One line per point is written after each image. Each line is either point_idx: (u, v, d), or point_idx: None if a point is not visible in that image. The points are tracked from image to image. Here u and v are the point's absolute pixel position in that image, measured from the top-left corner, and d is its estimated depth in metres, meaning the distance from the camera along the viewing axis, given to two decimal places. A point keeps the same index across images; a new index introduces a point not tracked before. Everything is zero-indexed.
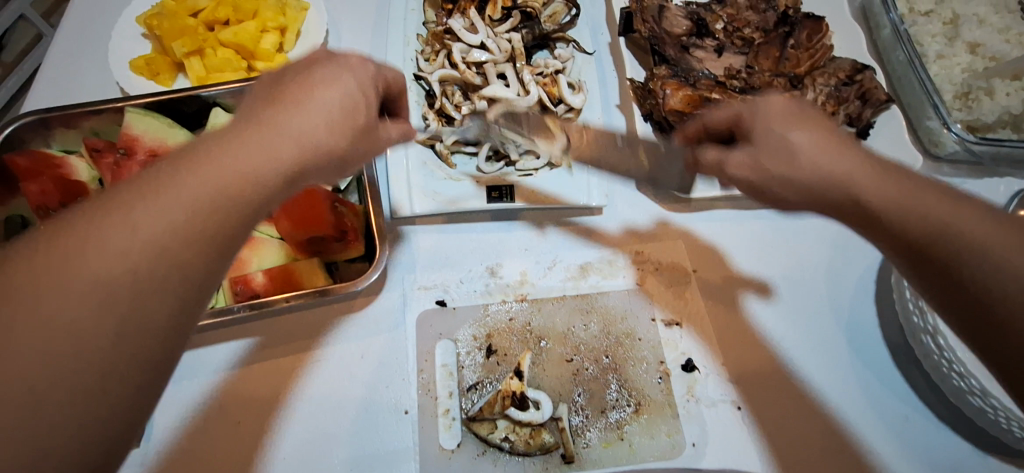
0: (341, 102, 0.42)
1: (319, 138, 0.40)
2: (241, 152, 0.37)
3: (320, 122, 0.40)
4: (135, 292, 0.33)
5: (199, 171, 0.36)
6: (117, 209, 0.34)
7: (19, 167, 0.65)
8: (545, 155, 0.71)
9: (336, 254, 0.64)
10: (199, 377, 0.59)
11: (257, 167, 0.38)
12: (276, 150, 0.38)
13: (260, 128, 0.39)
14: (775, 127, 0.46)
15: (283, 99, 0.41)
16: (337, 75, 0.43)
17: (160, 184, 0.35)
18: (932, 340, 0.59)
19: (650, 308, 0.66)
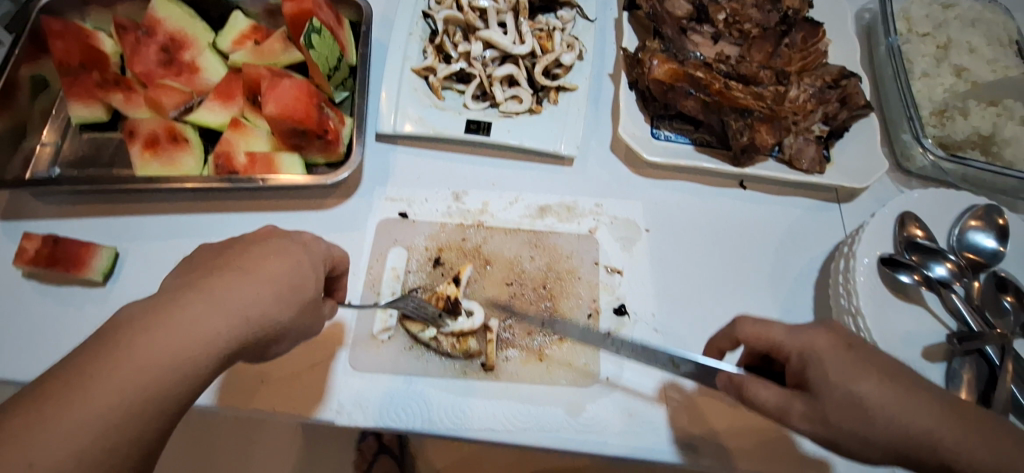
0: (289, 280, 0.45)
1: (271, 313, 0.44)
2: (210, 321, 0.41)
3: (271, 293, 0.44)
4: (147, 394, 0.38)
5: (178, 337, 0.40)
6: (124, 356, 0.38)
7: (50, 30, 0.69)
8: (526, 101, 0.75)
9: (315, 153, 0.69)
10: (176, 236, 0.67)
11: (223, 325, 0.42)
12: (235, 305, 0.42)
13: (218, 275, 0.43)
14: (851, 374, 0.44)
15: (234, 254, 0.45)
16: (291, 250, 0.47)
17: (168, 316, 0.40)
18: (853, 322, 0.61)
19: (595, 253, 0.69)
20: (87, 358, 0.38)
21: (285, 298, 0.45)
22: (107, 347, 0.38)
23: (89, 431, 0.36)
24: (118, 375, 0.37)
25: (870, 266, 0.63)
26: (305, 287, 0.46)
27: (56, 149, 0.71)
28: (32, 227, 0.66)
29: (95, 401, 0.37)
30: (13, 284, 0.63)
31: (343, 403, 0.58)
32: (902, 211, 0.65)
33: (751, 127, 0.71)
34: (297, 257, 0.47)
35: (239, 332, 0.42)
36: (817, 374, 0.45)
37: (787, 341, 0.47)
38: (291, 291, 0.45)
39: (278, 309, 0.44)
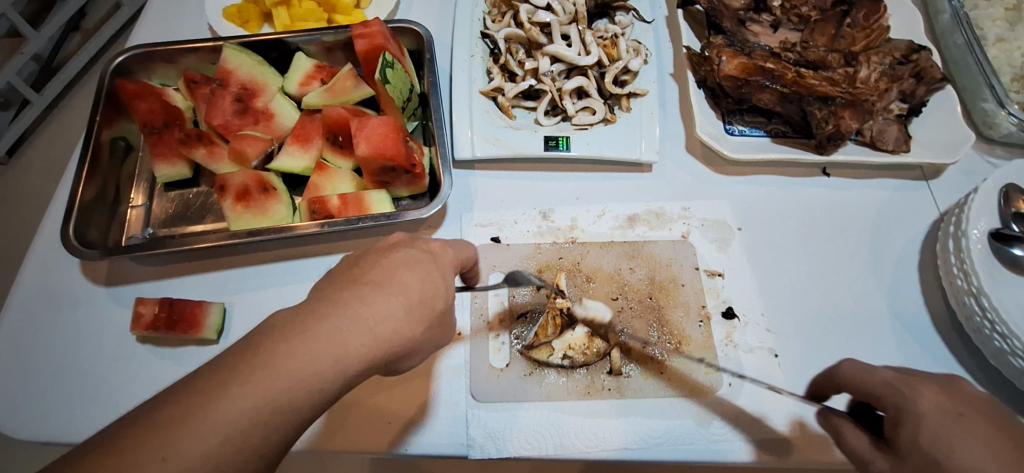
0: (422, 293, 0.44)
1: (397, 324, 0.42)
2: (339, 338, 0.40)
3: (400, 307, 0.43)
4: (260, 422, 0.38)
5: (305, 353, 0.39)
6: (273, 360, 0.39)
7: (127, 90, 0.72)
8: (600, 112, 0.74)
9: (401, 187, 0.69)
10: (279, 285, 0.68)
11: (354, 343, 0.41)
12: (361, 320, 0.41)
13: (347, 289, 0.43)
14: (947, 441, 0.42)
15: (359, 262, 0.45)
16: (423, 260, 0.46)
17: (305, 329, 0.40)
18: (974, 301, 0.61)
19: (694, 258, 0.69)
20: (242, 352, 0.39)
21: (416, 314, 0.43)
22: (249, 351, 0.40)
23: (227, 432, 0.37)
24: (249, 388, 0.38)
25: (980, 238, 0.62)
26: (435, 300, 0.45)
27: (146, 210, 0.72)
28: (138, 290, 0.68)
29: (239, 402, 0.37)
30: (130, 348, 0.65)
31: (479, 436, 0.58)
32: (1004, 185, 0.64)
33: (835, 114, 0.70)
34: (428, 267, 0.45)
35: (370, 351, 0.41)
36: (907, 436, 0.44)
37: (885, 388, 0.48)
38: (420, 302, 0.44)
39: (406, 331, 0.43)
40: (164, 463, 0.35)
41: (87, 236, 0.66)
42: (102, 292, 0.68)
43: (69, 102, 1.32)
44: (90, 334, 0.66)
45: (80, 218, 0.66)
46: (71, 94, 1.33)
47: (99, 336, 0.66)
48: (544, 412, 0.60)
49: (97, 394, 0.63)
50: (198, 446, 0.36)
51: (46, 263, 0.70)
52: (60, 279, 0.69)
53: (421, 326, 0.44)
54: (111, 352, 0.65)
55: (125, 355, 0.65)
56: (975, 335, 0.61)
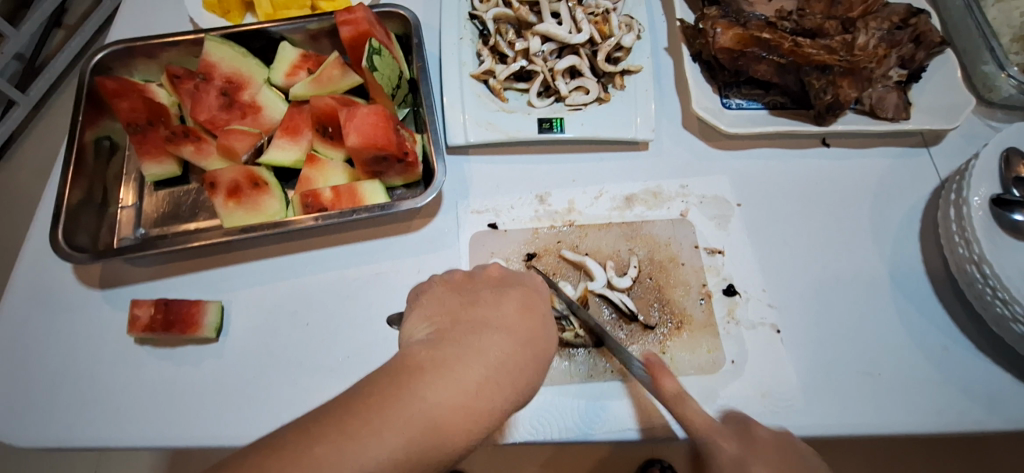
0: (542, 337, 0.49)
1: (528, 356, 0.47)
2: (487, 377, 0.43)
3: (528, 342, 0.47)
4: (431, 430, 0.40)
5: (460, 388, 0.42)
6: (444, 374, 0.42)
7: (107, 88, 0.70)
8: (593, 91, 0.73)
9: (394, 176, 0.68)
10: (275, 281, 0.68)
11: (495, 372, 0.44)
12: (499, 360, 0.45)
13: (479, 330, 0.46)
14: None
15: (480, 305, 0.49)
16: (534, 301, 0.51)
17: (452, 367, 0.43)
18: (976, 269, 0.60)
19: (693, 237, 0.68)
20: (400, 368, 0.43)
21: (539, 357, 0.48)
22: (404, 371, 0.42)
23: (404, 435, 0.39)
24: (410, 416, 0.40)
25: (981, 206, 0.61)
26: (548, 343, 0.49)
27: (136, 210, 0.71)
28: (133, 291, 0.67)
29: (418, 406, 0.40)
30: (129, 350, 0.65)
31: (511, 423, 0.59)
32: (1004, 148, 0.63)
33: (833, 84, 0.69)
34: (539, 311, 0.50)
35: (509, 392, 0.44)
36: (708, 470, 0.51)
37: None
38: (541, 344, 0.48)
39: (532, 375, 0.47)
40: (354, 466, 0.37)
41: (77, 240, 0.65)
42: (97, 295, 0.67)
43: (57, 102, 1.31)
44: (88, 336, 0.66)
45: (69, 222, 0.65)
46: (57, 94, 1.31)
47: (97, 339, 0.65)
48: (549, 396, 0.60)
49: (99, 398, 0.62)
50: (383, 449, 0.38)
51: (38, 267, 0.69)
52: (54, 281, 0.68)
53: (542, 369, 0.48)
54: (109, 355, 0.64)
55: (124, 357, 0.64)
56: (977, 302, 0.61)
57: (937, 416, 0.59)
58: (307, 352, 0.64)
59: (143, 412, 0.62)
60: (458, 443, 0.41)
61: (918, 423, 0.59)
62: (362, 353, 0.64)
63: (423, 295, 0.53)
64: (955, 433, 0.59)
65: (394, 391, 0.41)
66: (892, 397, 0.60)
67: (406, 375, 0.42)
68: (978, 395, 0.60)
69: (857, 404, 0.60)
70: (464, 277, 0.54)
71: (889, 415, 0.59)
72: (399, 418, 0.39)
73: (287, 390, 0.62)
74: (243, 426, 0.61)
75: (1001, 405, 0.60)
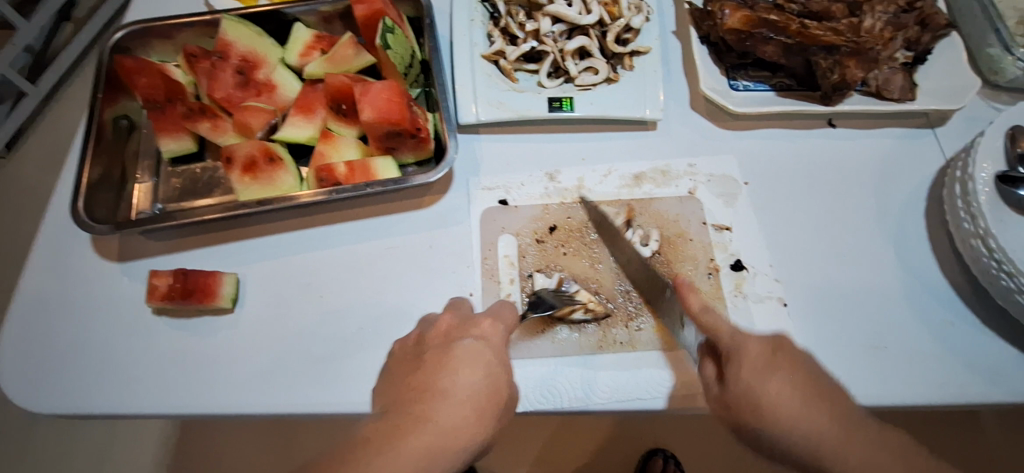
0: (486, 388, 0.52)
1: (472, 411, 0.50)
2: (428, 444, 0.47)
3: (470, 399, 0.50)
4: None
5: (400, 459, 0.46)
6: (388, 447, 0.47)
7: (125, 67, 0.72)
8: (603, 71, 0.74)
9: (407, 153, 0.69)
10: (289, 254, 0.69)
11: (436, 436, 0.48)
12: (440, 426, 0.49)
13: (423, 399, 0.50)
14: (761, 374, 0.50)
15: (427, 369, 0.53)
16: (480, 352, 0.54)
17: (395, 441, 0.47)
18: (981, 243, 0.61)
19: (700, 214, 0.69)
20: (348, 446, 0.48)
21: (484, 409, 0.51)
22: (350, 449, 0.47)
23: None
24: None
25: (987, 182, 0.61)
26: (497, 392, 0.52)
27: (153, 186, 0.72)
28: (151, 264, 0.69)
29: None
30: (147, 321, 0.66)
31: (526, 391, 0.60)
32: (1009, 127, 0.64)
33: (840, 64, 0.69)
34: (484, 362, 0.53)
35: (455, 450, 0.48)
36: (732, 371, 0.51)
37: (727, 337, 0.53)
38: (484, 398, 0.51)
39: (478, 427, 0.50)
40: None
41: (97, 214, 0.67)
42: (115, 268, 0.69)
43: (66, 93, 1.32)
44: (106, 308, 0.67)
45: (89, 197, 0.66)
46: (67, 85, 1.33)
47: (114, 310, 0.67)
48: (560, 367, 0.61)
49: (116, 367, 0.64)
50: None
51: (57, 240, 0.70)
52: (74, 253, 0.70)
53: (490, 419, 0.51)
54: (126, 326, 0.66)
55: (141, 327, 0.66)
56: (982, 276, 0.62)
57: (943, 387, 0.60)
58: (322, 324, 0.65)
59: (161, 381, 0.63)
60: None
61: (924, 393, 0.60)
62: (375, 324, 0.65)
63: (390, 360, 0.58)
64: (961, 405, 0.60)
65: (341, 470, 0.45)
66: (899, 369, 0.61)
67: (353, 454, 0.46)
68: (983, 366, 0.61)
69: (863, 375, 0.61)
70: (419, 336, 0.58)
71: (895, 386, 0.60)
72: None
73: (302, 361, 0.63)
74: (258, 395, 0.62)
75: (1006, 376, 0.61)
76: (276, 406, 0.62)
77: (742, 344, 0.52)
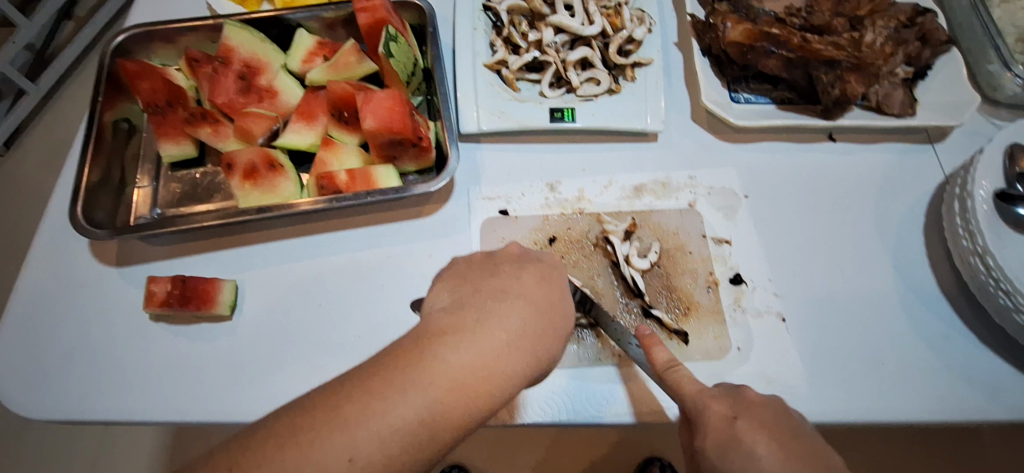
0: (559, 306, 0.49)
1: (543, 324, 0.47)
2: (504, 345, 0.44)
3: (543, 312, 0.48)
4: (451, 394, 0.41)
5: (475, 355, 0.43)
6: (465, 340, 0.44)
7: (127, 71, 0.72)
8: (605, 82, 0.74)
9: (408, 162, 0.69)
10: (289, 262, 0.69)
11: (510, 340, 0.45)
12: (517, 328, 0.46)
13: (498, 299, 0.47)
14: (726, 445, 0.45)
15: (499, 276, 0.50)
16: (549, 273, 0.51)
17: (471, 335, 0.44)
18: (980, 261, 0.61)
19: (701, 226, 0.69)
20: (420, 335, 0.44)
21: (557, 326, 0.48)
22: (424, 341, 0.44)
23: (425, 396, 0.41)
24: (432, 379, 0.41)
25: (986, 199, 0.61)
26: (567, 313, 0.50)
27: (153, 191, 0.72)
28: (150, 269, 0.69)
29: (438, 369, 0.42)
30: (144, 326, 0.66)
31: (525, 403, 0.60)
32: (1007, 145, 0.64)
33: (841, 79, 0.70)
34: (556, 282, 0.51)
35: (528, 358, 0.46)
36: (700, 446, 0.47)
37: (689, 403, 0.49)
38: (557, 313, 0.49)
39: (550, 341, 0.48)
40: (375, 428, 0.39)
41: (96, 218, 0.66)
42: (113, 273, 0.69)
43: (65, 92, 1.32)
44: (104, 313, 0.67)
45: (87, 201, 0.66)
46: (66, 84, 1.32)
47: (113, 315, 0.66)
48: (558, 378, 0.61)
49: (114, 372, 0.63)
50: (404, 411, 0.40)
51: (55, 245, 0.70)
52: (72, 257, 0.69)
53: (561, 338, 0.49)
54: (124, 331, 0.66)
55: (139, 333, 0.65)
56: (980, 293, 0.62)
57: (940, 403, 0.60)
58: (320, 332, 0.65)
59: (158, 388, 0.63)
60: (478, 411, 0.43)
61: (923, 410, 0.60)
62: (374, 334, 0.65)
63: (445, 271, 0.53)
64: (958, 422, 0.60)
65: (413, 359, 0.42)
66: (896, 385, 0.61)
67: (426, 345, 0.43)
68: (981, 384, 0.61)
69: (861, 391, 0.61)
70: (484, 255, 0.53)
71: (892, 402, 0.60)
72: (422, 381, 0.41)
73: (299, 370, 0.63)
74: (255, 403, 0.62)
75: (1003, 393, 0.61)
76: None
77: (700, 410, 0.48)
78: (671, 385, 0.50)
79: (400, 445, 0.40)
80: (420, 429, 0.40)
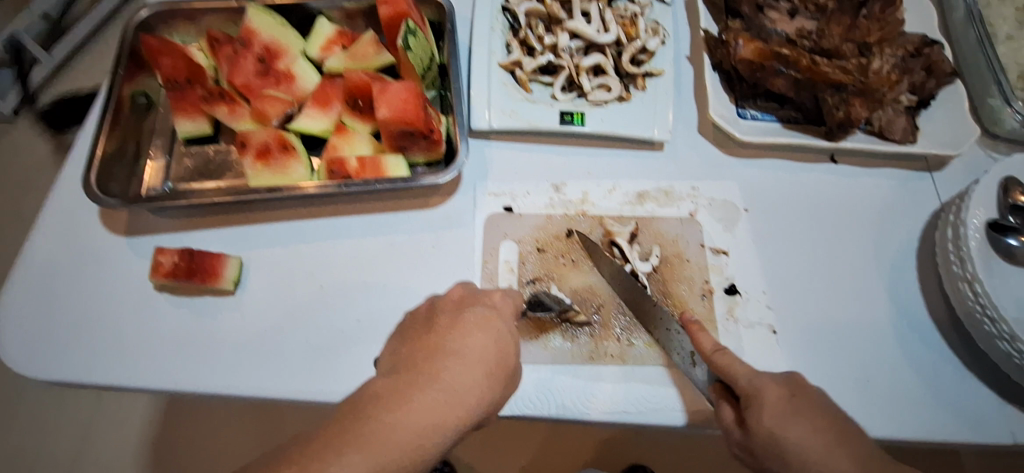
0: (496, 355, 0.52)
1: (480, 374, 0.50)
2: (439, 401, 0.47)
3: (479, 364, 0.51)
4: (391, 453, 0.44)
5: (413, 414, 0.46)
6: (403, 400, 0.47)
7: (150, 46, 0.72)
8: (616, 90, 0.75)
9: (418, 153, 0.71)
10: (295, 243, 0.70)
11: (445, 394, 0.48)
12: (451, 383, 0.49)
13: (436, 356, 0.50)
14: (782, 421, 0.50)
15: (437, 329, 0.53)
16: (489, 321, 0.54)
17: (407, 394, 0.47)
18: (968, 287, 0.63)
19: (700, 236, 0.71)
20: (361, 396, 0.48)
21: (492, 374, 0.51)
22: (364, 404, 0.47)
23: (366, 457, 0.44)
24: (373, 439, 0.44)
25: (978, 229, 0.63)
26: (504, 360, 0.53)
27: (165, 165, 0.73)
28: (158, 241, 0.70)
29: (378, 431, 0.45)
30: (148, 296, 0.67)
31: (517, 396, 0.61)
32: (1002, 177, 0.65)
33: (846, 102, 0.71)
34: (495, 329, 0.54)
35: (464, 409, 0.49)
36: (753, 418, 0.52)
37: (746, 381, 0.53)
38: (494, 360, 0.52)
39: (486, 388, 0.51)
40: None
41: (109, 188, 0.68)
42: (122, 242, 0.70)
43: (79, 62, 1.33)
44: (109, 281, 0.68)
45: (101, 170, 0.67)
46: (80, 55, 1.34)
47: (118, 283, 0.68)
48: (550, 374, 0.62)
49: (116, 338, 0.65)
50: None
51: (66, 211, 0.71)
52: (82, 224, 0.71)
53: (498, 384, 0.52)
54: (127, 300, 0.67)
55: (142, 302, 0.66)
56: (966, 319, 0.64)
57: (921, 424, 0.62)
58: (321, 313, 0.66)
59: (157, 356, 0.64)
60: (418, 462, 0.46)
61: (905, 428, 0.61)
62: (374, 319, 0.66)
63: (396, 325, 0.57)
64: (938, 442, 0.62)
65: (355, 422, 0.45)
66: (879, 402, 0.63)
67: (365, 408, 0.46)
68: (963, 408, 0.63)
69: (846, 406, 0.62)
70: (429, 307, 0.57)
71: (875, 420, 0.62)
72: (362, 443, 0.44)
73: (297, 349, 0.65)
74: (252, 378, 0.63)
75: (983, 417, 0.62)
76: (270, 391, 0.62)
77: (760, 389, 0.53)
78: (722, 364, 0.55)
79: None
80: None
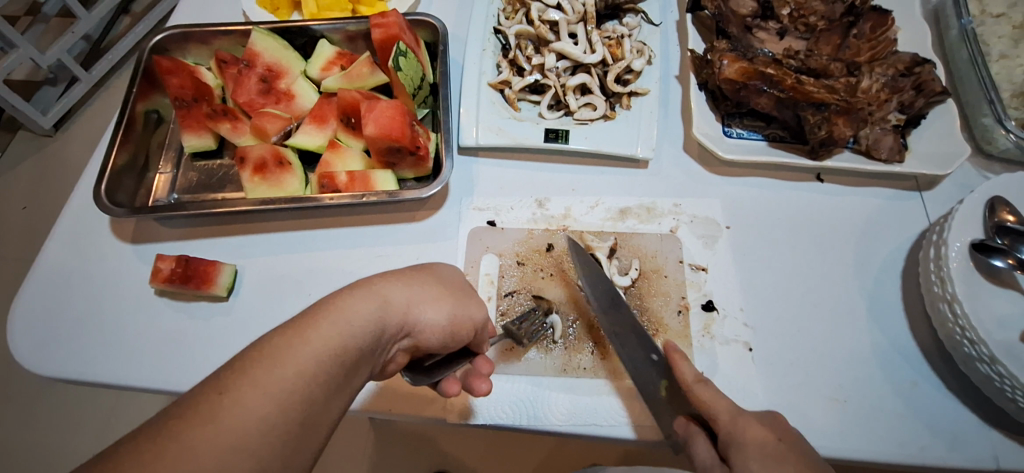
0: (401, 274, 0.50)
1: (383, 284, 0.48)
2: (336, 304, 0.44)
3: (378, 280, 0.48)
4: (294, 362, 0.40)
5: (310, 324, 0.42)
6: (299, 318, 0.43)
7: (162, 66, 0.78)
8: (600, 108, 0.78)
9: (406, 168, 0.74)
10: (287, 253, 0.73)
11: (345, 300, 0.45)
12: (350, 293, 0.46)
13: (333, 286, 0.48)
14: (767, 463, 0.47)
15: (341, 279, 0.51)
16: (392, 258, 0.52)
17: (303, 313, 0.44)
18: (949, 308, 0.62)
19: (680, 252, 0.71)
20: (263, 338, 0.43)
21: (394, 283, 0.49)
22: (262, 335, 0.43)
23: (267, 371, 0.39)
24: (271, 354, 0.40)
25: (961, 251, 0.62)
26: (414, 280, 0.50)
27: (172, 178, 0.78)
28: (161, 248, 0.74)
29: (275, 346, 0.41)
30: (149, 301, 0.71)
31: (489, 406, 0.62)
32: (990, 197, 0.64)
33: (828, 121, 0.72)
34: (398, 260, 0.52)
35: (367, 307, 0.45)
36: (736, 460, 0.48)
37: (727, 419, 0.51)
38: (396, 276, 0.49)
39: (391, 290, 0.48)
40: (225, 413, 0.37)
41: (117, 197, 0.72)
42: (128, 250, 0.75)
43: (116, 81, 1.42)
44: (115, 285, 0.72)
45: (111, 181, 0.72)
46: (117, 74, 1.43)
47: (123, 288, 0.72)
48: (523, 385, 0.64)
49: (117, 339, 0.69)
50: (252, 394, 0.38)
51: (80, 220, 0.76)
52: (94, 232, 0.75)
53: (407, 287, 0.49)
54: (131, 303, 0.71)
55: (143, 306, 0.71)
56: (948, 341, 0.63)
57: (899, 446, 0.61)
58: None
59: (153, 358, 0.67)
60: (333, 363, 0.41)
61: (882, 450, 0.60)
62: None
63: None
64: (917, 467, 0.60)
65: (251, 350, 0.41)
66: (856, 422, 0.62)
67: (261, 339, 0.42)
68: (944, 432, 0.61)
69: (820, 425, 0.62)
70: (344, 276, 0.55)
71: (851, 441, 0.61)
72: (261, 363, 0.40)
73: None
74: None
75: (964, 442, 0.61)
76: None
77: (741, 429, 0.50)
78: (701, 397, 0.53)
79: (266, 415, 0.38)
80: (281, 398, 0.38)
